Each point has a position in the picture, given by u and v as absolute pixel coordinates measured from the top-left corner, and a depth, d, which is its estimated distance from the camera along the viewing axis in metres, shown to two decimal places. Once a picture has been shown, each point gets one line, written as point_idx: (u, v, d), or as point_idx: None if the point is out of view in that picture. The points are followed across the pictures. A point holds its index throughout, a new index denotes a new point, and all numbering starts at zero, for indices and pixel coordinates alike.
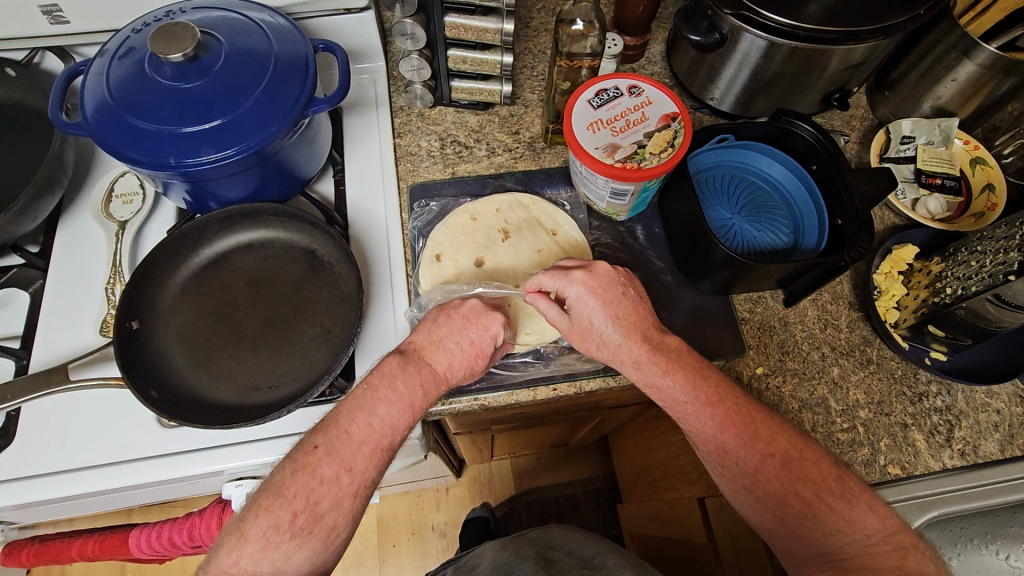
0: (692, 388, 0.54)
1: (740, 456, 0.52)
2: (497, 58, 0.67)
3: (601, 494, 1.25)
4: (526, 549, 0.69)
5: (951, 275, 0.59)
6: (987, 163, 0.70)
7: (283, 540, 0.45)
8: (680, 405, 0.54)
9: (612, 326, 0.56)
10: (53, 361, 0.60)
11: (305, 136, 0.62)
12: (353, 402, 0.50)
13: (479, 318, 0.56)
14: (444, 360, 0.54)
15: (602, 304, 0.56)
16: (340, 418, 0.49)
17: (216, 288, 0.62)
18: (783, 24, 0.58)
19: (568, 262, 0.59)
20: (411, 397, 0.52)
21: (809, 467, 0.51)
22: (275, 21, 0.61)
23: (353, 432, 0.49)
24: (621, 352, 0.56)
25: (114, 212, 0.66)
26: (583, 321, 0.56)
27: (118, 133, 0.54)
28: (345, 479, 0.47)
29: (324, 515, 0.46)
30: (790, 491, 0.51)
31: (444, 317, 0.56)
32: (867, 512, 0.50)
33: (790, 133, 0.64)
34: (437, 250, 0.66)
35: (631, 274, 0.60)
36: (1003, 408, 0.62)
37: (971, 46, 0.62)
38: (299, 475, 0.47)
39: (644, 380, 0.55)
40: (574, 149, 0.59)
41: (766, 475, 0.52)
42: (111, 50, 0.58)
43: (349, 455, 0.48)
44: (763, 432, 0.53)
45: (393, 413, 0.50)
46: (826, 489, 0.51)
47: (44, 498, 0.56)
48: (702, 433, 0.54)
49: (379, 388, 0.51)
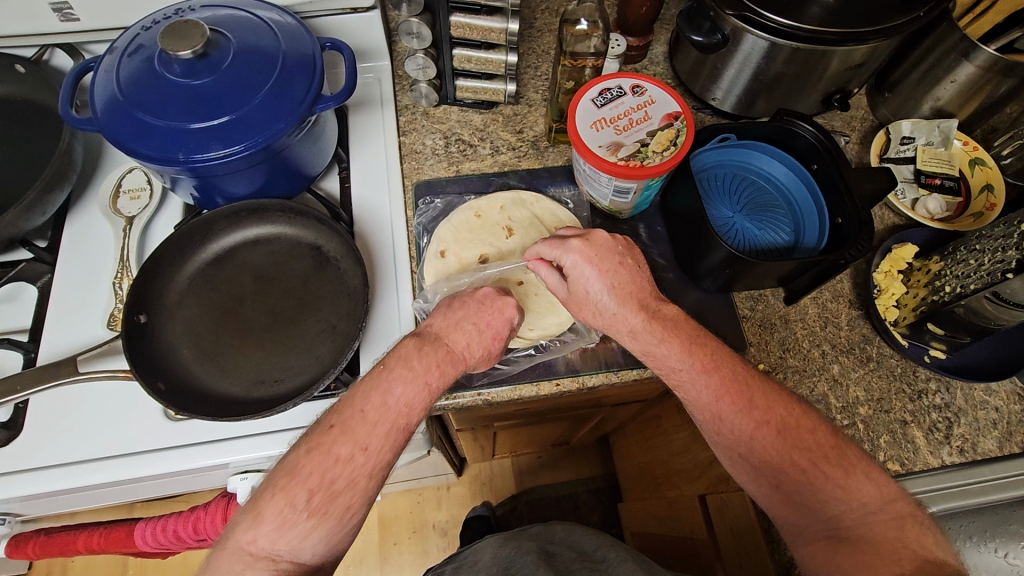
0: (688, 356, 0.54)
1: (736, 424, 0.53)
2: (502, 57, 0.68)
3: (601, 493, 1.26)
4: (527, 543, 0.69)
5: (949, 274, 0.59)
6: (986, 163, 0.70)
7: (300, 520, 0.45)
8: (676, 372, 0.55)
9: (609, 294, 0.56)
10: (61, 354, 0.61)
11: (312, 133, 0.63)
12: (368, 383, 0.50)
13: (493, 302, 0.58)
14: (461, 340, 0.55)
15: (600, 272, 0.56)
16: (356, 398, 0.50)
17: (223, 283, 0.62)
18: (785, 26, 0.58)
19: (567, 232, 0.59)
20: (428, 376, 0.52)
21: (805, 435, 0.52)
22: (282, 20, 0.61)
23: (367, 412, 0.49)
24: (616, 322, 0.57)
25: (122, 208, 0.67)
26: (580, 290, 0.57)
27: (127, 129, 0.55)
28: (359, 458, 0.48)
29: (340, 494, 0.47)
30: (787, 459, 0.51)
31: (458, 303, 0.57)
32: (864, 480, 0.50)
33: (791, 133, 0.64)
34: (441, 246, 0.66)
35: (632, 244, 0.60)
36: (1001, 405, 0.63)
37: (970, 48, 0.63)
38: (314, 453, 0.47)
39: (641, 349, 0.56)
40: (578, 147, 0.60)
41: (763, 443, 0.52)
42: (120, 48, 0.59)
43: (364, 435, 0.48)
44: (759, 400, 0.53)
45: (408, 392, 0.50)
46: (823, 456, 0.51)
47: (52, 490, 0.56)
48: (698, 400, 0.54)
49: (394, 368, 0.51)
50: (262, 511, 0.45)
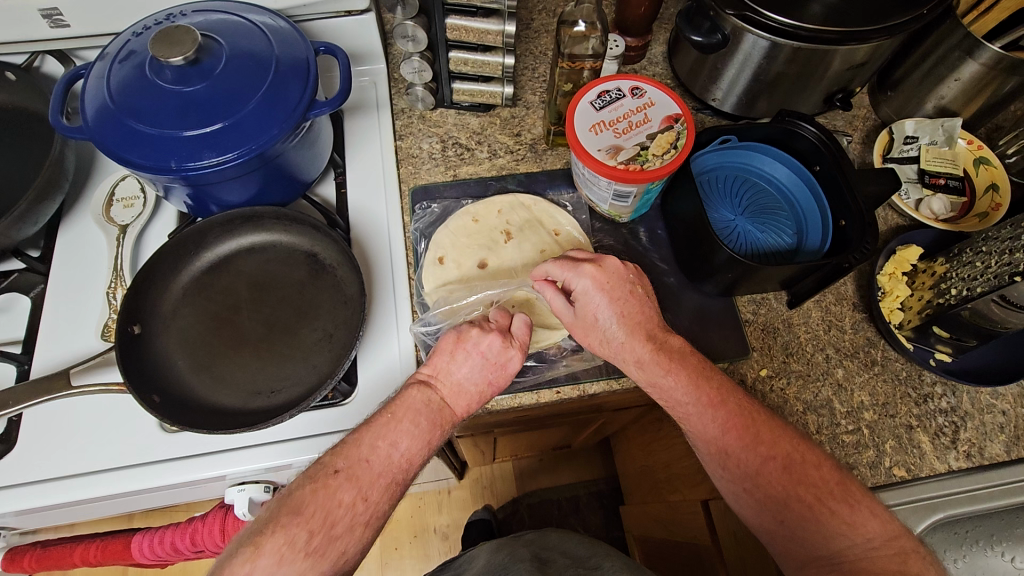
0: (694, 389, 0.54)
1: (742, 458, 0.52)
2: (499, 60, 0.67)
3: (604, 495, 1.24)
4: (522, 552, 0.68)
5: (956, 276, 0.58)
6: (991, 163, 0.69)
7: (296, 559, 0.44)
8: (681, 406, 0.54)
9: (617, 324, 0.56)
10: (54, 366, 0.60)
11: (307, 138, 0.62)
12: (376, 429, 0.50)
13: (498, 358, 0.54)
14: (461, 402, 0.53)
15: (606, 300, 0.56)
16: (362, 443, 0.49)
17: (217, 292, 0.62)
18: (785, 25, 0.57)
19: (579, 254, 0.59)
20: (430, 435, 0.51)
21: (811, 469, 0.51)
22: (276, 24, 0.61)
23: (372, 462, 0.49)
24: (623, 351, 0.56)
25: (115, 216, 0.66)
26: (588, 316, 0.57)
27: (119, 137, 0.54)
28: (360, 506, 0.48)
29: (337, 538, 0.46)
30: (793, 495, 0.51)
31: (462, 355, 0.54)
32: (869, 517, 0.50)
33: (793, 134, 0.63)
34: (439, 252, 0.65)
35: (642, 273, 0.59)
36: (1008, 409, 0.62)
37: (974, 46, 0.62)
38: (319, 495, 0.47)
39: (647, 380, 0.55)
40: (576, 150, 0.59)
41: (770, 477, 0.52)
42: (112, 54, 0.58)
43: (367, 484, 0.48)
44: (765, 435, 0.52)
45: (412, 447, 0.50)
46: (828, 492, 0.51)
47: (44, 506, 0.55)
48: (705, 434, 0.54)
49: (402, 420, 0.51)
50: (254, 546, 0.44)
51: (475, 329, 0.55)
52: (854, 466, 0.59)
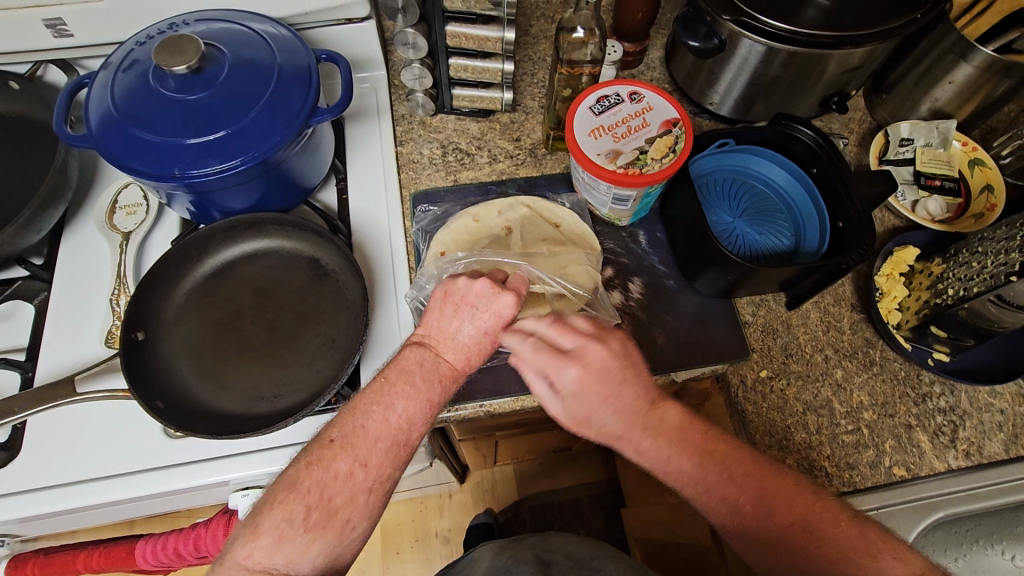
0: (699, 468, 0.52)
1: (758, 529, 0.51)
2: (498, 66, 0.68)
3: (605, 498, 1.24)
4: (525, 553, 0.69)
5: (952, 276, 0.59)
6: (986, 164, 0.70)
7: (296, 534, 0.45)
8: (690, 489, 0.52)
9: (613, 418, 0.53)
10: (57, 373, 0.60)
11: (309, 144, 0.62)
12: (369, 396, 0.49)
13: (489, 306, 0.52)
14: (462, 356, 0.52)
15: (600, 406, 0.53)
16: (356, 412, 0.48)
17: (220, 299, 0.62)
18: (781, 30, 0.58)
19: (557, 336, 0.54)
20: (429, 393, 0.50)
21: (830, 529, 0.49)
22: (277, 32, 0.61)
23: (368, 428, 0.47)
24: (622, 441, 0.53)
25: (118, 223, 0.67)
26: (579, 414, 0.53)
27: (123, 145, 0.54)
28: (359, 474, 0.47)
29: (339, 510, 0.46)
30: (818, 556, 0.49)
31: (452, 309, 0.52)
32: (895, 563, 0.48)
33: (790, 137, 0.64)
34: (441, 247, 0.65)
35: (626, 340, 0.56)
36: (1007, 407, 0.62)
37: (968, 49, 0.63)
38: (314, 468, 0.46)
39: (650, 465, 0.53)
40: (576, 155, 0.60)
41: (788, 543, 0.50)
42: (115, 63, 0.58)
43: (365, 450, 0.47)
44: (778, 500, 0.50)
45: (409, 408, 0.49)
46: (852, 547, 0.48)
47: (48, 512, 0.55)
48: (720, 512, 0.52)
49: (396, 382, 0.49)
50: (253, 527, 0.45)
51: (460, 280, 0.53)
52: (855, 466, 0.59)
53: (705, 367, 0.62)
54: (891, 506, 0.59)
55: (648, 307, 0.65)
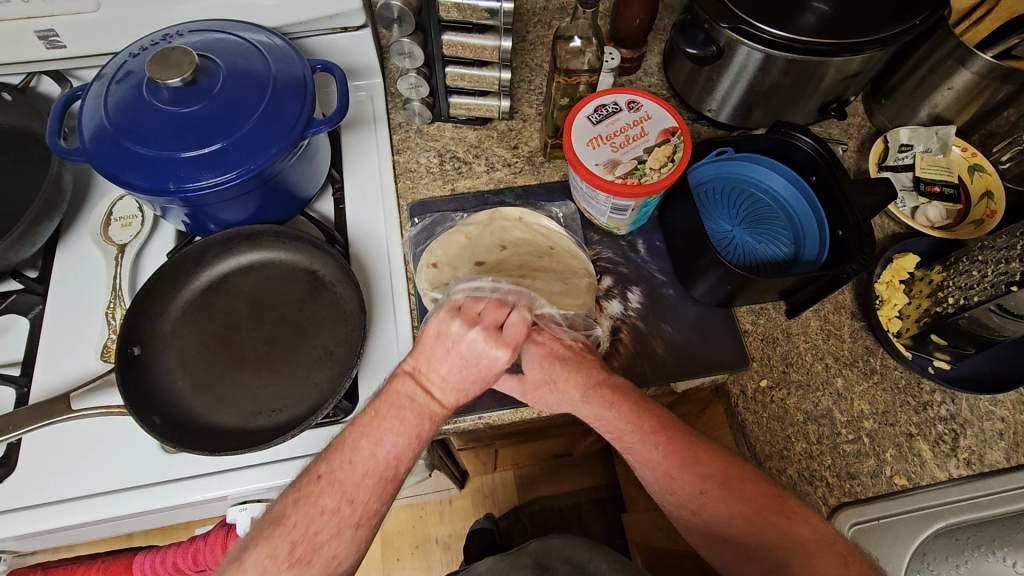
0: (635, 420, 0.53)
1: (683, 483, 0.51)
2: (495, 74, 0.67)
3: (605, 502, 1.22)
4: (524, 559, 0.69)
5: (952, 285, 0.59)
6: (985, 170, 0.70)
7: (280, 570, 0.43)
8: (624, 437, 0.53)
9: (558, 369, 0.56)
10: (53, 388, 0.60)
11: (305, 155, 0.62)
12: (358, 429, 0.48)
13: (480, 357, 0.52)
14: (450, 396, 0.51)
15: (545, 360, 0.56)
16: (345, 445, 0.47)
17: (217, 311, 0.62)
18: (779, 37, 0.58)
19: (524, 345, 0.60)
20: (419, 427, 0.49)
21: (745, 484, 0.50)
22: (271, 42, 0.61)
23: (356, 462, 0.47)
24: (568, 387, 0.55)
25: (113, 235, 0.66)
26: (534, 374, 0.57)
27: (117, 159, 0.54)
28: (346, 510, 0.45)
29: (324, 545, 0.44)
30: (730, 514, 0.50)
31: (444, 350, 0.52)
32: (804, 524, 0.49)
33: (789, 145, 0.64)
34: (433, 258, 0.65)
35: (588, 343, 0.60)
36: (1007, 415, 0.62)
37: (967, 54, 0.63)
38: (300, 504, 0.45)
39: (592, 414, 0.54)
40: (574, 165, 0.59)
41: (709, 499, 0.50)
42: (108, 75, 0.58)
43: (352, 486, 0.46)
44: (704, 457, 0.51)
45: (398, 442, 0.48)
46: (765, 512, 0.49)
47: (44, 530, 0.55)
48: (644, 461, 0.52)
49: (386, 417, 0.49)
50: (237, 564, 0.43)
51: (454, 324, 0.52)
52: (855, 476, 0.59)
53: (705, 377, 0.62)
54: (893, 516, 0.58)
55: (648, 317, 0.65)
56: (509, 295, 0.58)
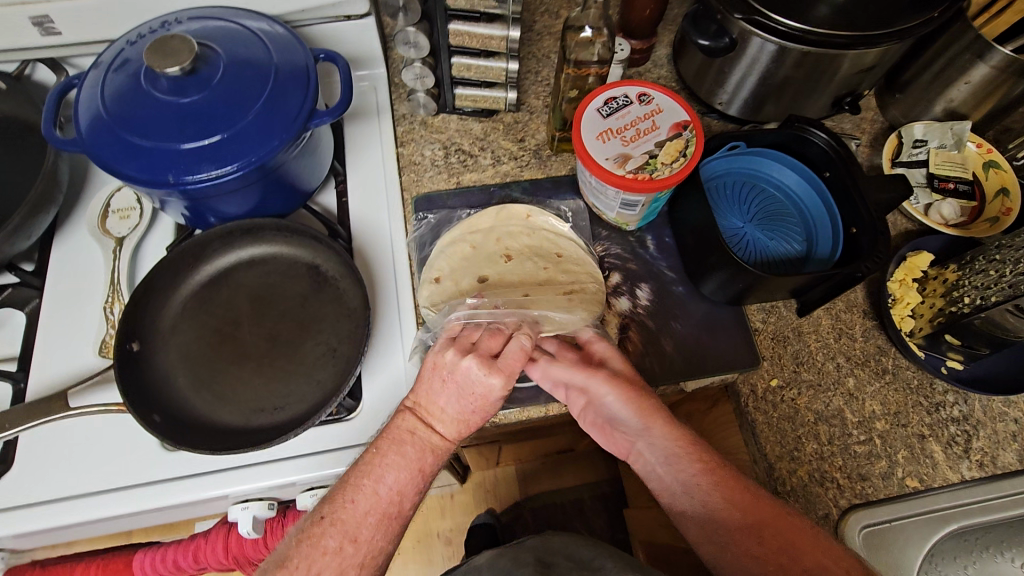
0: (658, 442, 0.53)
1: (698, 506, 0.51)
2: (503, 65, 0.66)
3: (607, 498, 1.21)
4: (529, 555, 0.68)
5: (968, 284, 0.58)
6: (1000, 167, 0.68)
7: None
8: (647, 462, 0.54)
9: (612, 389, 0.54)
10: (50, 384, 0.58)
11: (307, 146, 0.60)
12: (360, 467, 0.48)
13: (475, 385, 0.50)
14: (451, 429, 0.51)
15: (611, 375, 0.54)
16: (349, 484, 0.48)
17: (218, 306, 0.60)
18: (794, 29, 0.57)
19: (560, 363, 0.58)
20: (421, 461, 0.49)
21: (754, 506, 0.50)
22: (273, 30, 0.59)
23: (357, 502, 0.47)
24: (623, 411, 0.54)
25: (111, 228, 0.65)
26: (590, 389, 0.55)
27: (115, 151, 0.52)
28: (349, 549, 0.46)
29: None
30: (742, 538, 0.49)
31: (440, 382, 0.51)
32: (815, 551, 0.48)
33: (803, 139, 0.62)
34: (435, 273, 0.63)
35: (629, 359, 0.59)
36: (1021, 417, 0.61)
37: (985, 48, 0.61)
38: (304, 545, 0.45)
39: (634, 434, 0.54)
40: (584, 159, 0.58)
41: (725, 522, 0.50)
42: (105, 63, 0.56)
43: (354, 526, 0.46)
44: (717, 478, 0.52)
45: (399, 479, 0.48)
46: (763, 524, 0.49)
47: (42, 529, 0.54)
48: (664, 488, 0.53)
49: (387, 454, 0.49)
50: None
51: (448, 353, 0.52)
52: (867, 478, 0.58)
53: (715, 376, 0.61)
54: (904, 518, 0.58)
55: (657, 315, 0.63)
56: (505, 324, 0.56)
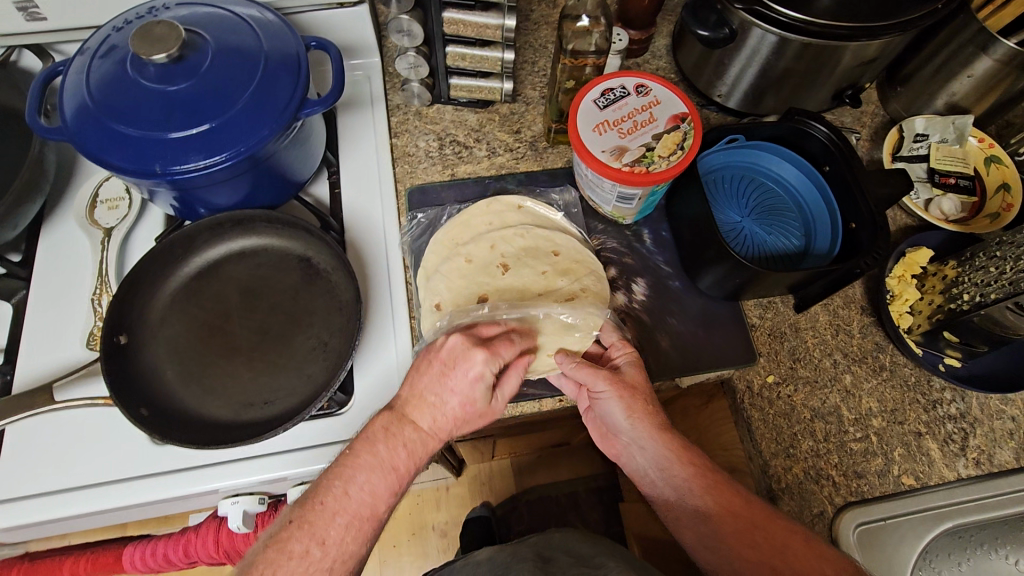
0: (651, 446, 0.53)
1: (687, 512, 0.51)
2: (498, 55, 0.65)
3: (602, 492, 1.20)
4: (523, 550, 0.68)
5: (968, 280, 0.57)
6: (1002, 161, 0.68)
7: None
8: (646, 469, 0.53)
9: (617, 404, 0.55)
10: (36, 376, 0.58)
11: (298, 136, 0.59)
12: (332, 470, 0.48)
13: (458, 362, 0.50)
14: (428, 417, 0.50)
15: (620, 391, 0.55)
16: (320, 488, 0.47)
17: (207, 299, 0.59)
18: (794, 19, 0.56)
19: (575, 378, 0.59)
20: (393, 459, 0.48)
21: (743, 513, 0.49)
22: (263, 17, 0.58)
23: (326, 504, 0.46)
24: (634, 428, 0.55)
25: (99, 219, 0.64)
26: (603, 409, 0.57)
27: (101, 139, 0.51)
28: (316, 553, 0.45)
29: None
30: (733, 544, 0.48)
31: (425, 365, 0.51)
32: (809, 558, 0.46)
33: (803, 133, 0.61)
34: (435, 299, 0.61)
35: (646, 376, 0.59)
36: (1018, 414, 0.60)
37: (988, 41, 0.60)
38: (274, 548, 0.45)
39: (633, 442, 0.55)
40: (580, 151, 0.57)
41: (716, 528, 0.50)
42: (91, 49, 0.55)
43: (322, 528, 0.45)
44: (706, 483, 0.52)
45: (371, 480, 0.47)
46: (736, 527, 0.49)
47: (28, 523, 0.53)
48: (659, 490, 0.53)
49: (360, 454, 0.48)
50: None
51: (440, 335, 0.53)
52: (863, 475, 0.58)
53: (711, 372, 0.60)
54: (900, 517, 0.57)
55: (653, 310, 0.63)
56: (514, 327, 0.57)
